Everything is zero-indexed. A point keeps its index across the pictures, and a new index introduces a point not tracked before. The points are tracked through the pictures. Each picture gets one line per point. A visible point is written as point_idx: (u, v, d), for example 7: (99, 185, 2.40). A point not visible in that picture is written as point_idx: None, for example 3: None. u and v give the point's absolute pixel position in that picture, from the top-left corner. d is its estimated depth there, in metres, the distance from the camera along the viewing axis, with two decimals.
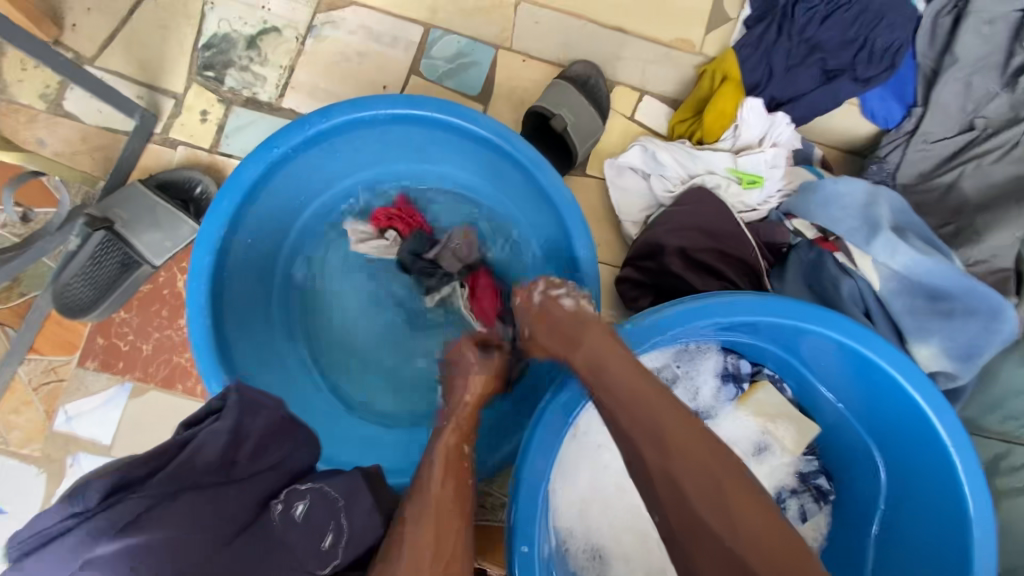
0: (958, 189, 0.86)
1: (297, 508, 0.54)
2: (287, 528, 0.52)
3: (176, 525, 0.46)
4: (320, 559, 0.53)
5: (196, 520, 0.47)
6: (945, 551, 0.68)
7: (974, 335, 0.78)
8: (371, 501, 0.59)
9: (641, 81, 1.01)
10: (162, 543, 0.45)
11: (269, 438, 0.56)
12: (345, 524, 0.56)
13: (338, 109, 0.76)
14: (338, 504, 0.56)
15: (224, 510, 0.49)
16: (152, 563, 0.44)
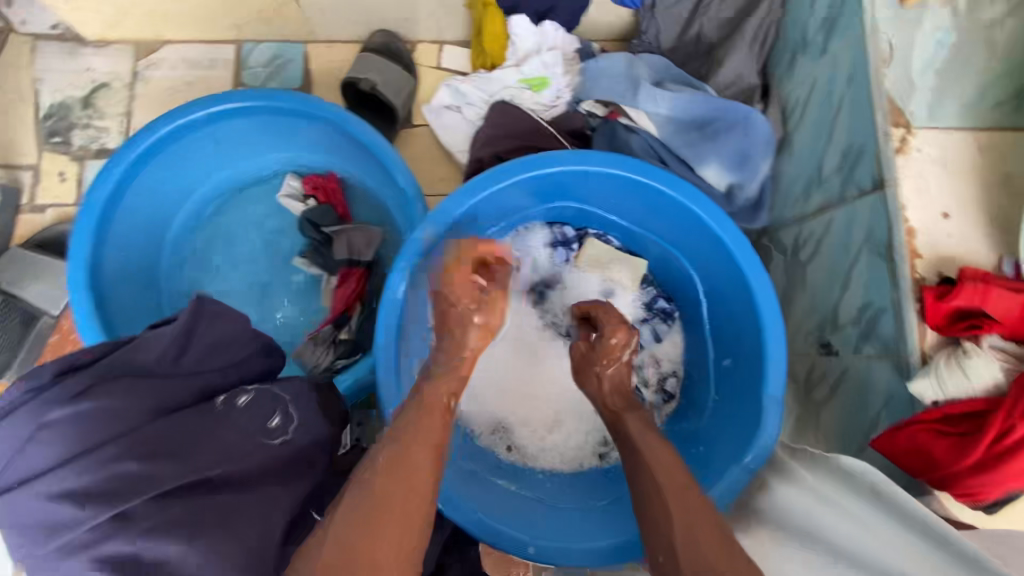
0: (703, 36, 1.01)
1: (242, 398, 0.68)
2: (229, 410, 0.66)
3: (123, 395, 0.59)
4: (266, 434, 0.67)
5: (142, 393, 0.60)
6: (744, 313, 0.81)
7: (738, 144, 0.94)
8: (312, 404, 0.75)
9: (436, 34, 1.15)
10: (106, 409, 0.57)
11: (217, 346, 0.71)
12: (294, 414, 0.72)
13: (160, 122, 0.85)
14: (284, 398, 0.72)
15: (170, 395, 0.63)
16: (96, 426, 0.56)
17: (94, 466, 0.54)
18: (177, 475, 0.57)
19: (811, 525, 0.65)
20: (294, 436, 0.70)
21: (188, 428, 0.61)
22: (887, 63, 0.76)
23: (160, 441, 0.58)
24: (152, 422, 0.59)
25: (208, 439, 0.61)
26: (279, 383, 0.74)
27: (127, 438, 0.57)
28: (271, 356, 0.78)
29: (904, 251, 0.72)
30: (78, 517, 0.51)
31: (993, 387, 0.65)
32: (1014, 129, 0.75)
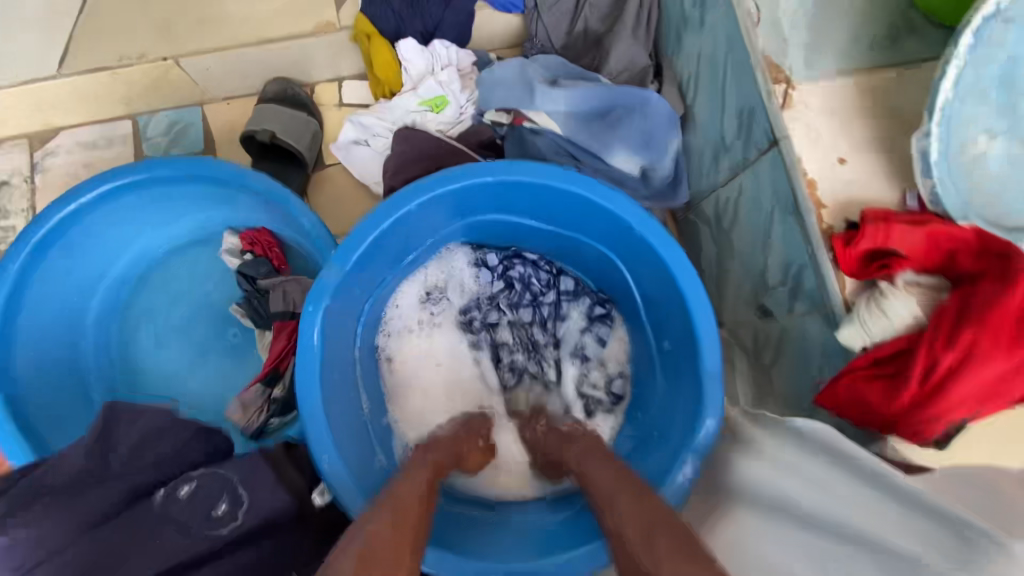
0: (590, 29, 1.03)
1: (183, 489, 0.62)
2: (171, 504, 0.60)
3: (45, 519, 0.54)
4: (212, 523, 0.60)
5: (64, 513, 0.55)
6: (669, 291, 0.81)
7: (641, 127, 0.94)
8: (273, 475, 0.67)
9: (333, 72, 1.14)
10: (30, 539, 0.53)
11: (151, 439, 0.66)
12: (245, 494, 0.64)
13: (49, 211, 0.84)
14: (233, 478, 0.65)
15: (98, 503, 0.57)
16: (27, 553, 0.53)
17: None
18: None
19: (781, 494, 0.67)
20: (247, 518, 0.62)
21: (121, 542, 0.55)
22: (757, 23, 0.76)
23: (90, 555, 0.53)
24: (77, 542, 0.54)
25: (147, 546, 0.55)
26: (227, 462, 0.66)
27: (53, 562, 0.52)
28: (213, 437, 0.71)
29: (809, 204, 0.71)
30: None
31: (915, 322, 0.64)
32: (894, 66, 0.75)
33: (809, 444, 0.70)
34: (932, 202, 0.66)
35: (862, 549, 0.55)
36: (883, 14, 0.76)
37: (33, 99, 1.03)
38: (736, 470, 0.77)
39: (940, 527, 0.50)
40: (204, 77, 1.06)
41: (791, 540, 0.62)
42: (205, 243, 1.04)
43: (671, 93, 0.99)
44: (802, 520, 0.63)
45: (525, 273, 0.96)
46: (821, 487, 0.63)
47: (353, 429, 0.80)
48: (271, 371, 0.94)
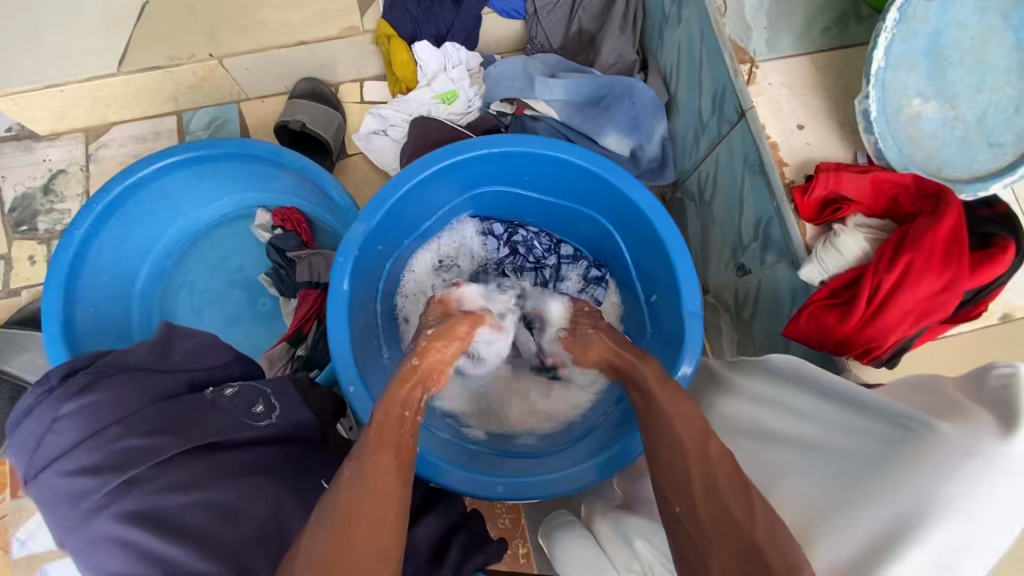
0: (584, 30, 1.17)
1: (229, 389, 0.75)
2: (220, 398, 0.73)
3: (121, 387, 0.64)
4: (252, 417, 0.74)
5: (136, 386, 0.66)
6: (655, 247, 0.92)
7: (629, 112, 1.06)
8: (297, 397, 0.81)
9: (355, 74, 1.28)
10: (108, 400, 0.62)
11: (199, 351, 0.79)
12: (276, 403, 0.78)
13: (112, 182, 0.95)
14: (267, 390, 0.78)
15: (162, 386, 0.69)
16: (101, 412, 0.61)
17: (106, 443, 0.60)
18: (182, 446, 0.63)
19: (757, 423, 0.78)
20: (278, 420, 0.76)
21: (182, 415, 0.66)
22: (725, 14, 0.89)
23: (157, 420, 0.64)
24: (150, 405, 0.65)
25: (203, 420, 0.68)
26: (260, 379, 0.80)
27: (130, 420, 0.62)
28: (247, 363, 0.85)
29: (773, 163, 0.82)
30: (100, 483, 0.58)
31: (863, 256, 0.74)
32: (842, 48, 0.88)
33: (778, 374, 0.79)
34: (876, 156, 0.76)
35: (829, 451, 0.65)
36: (831, 7, 0.89)
37: (93, 95, 1.16)
38: (718, 410, 0.86)
39: (883, 423, 0.61)
40: (243, 76, 1.20)
41: (776, 457, 0.72)
42: (240, 220, 1.17)
43: (657, 83, 1.12)
44: (782, 441, 0.72)
45: (527, 237, 1.07)
46: (794, 411, 0.73)
47: (373, 370, 0.90)
48: (296, 332, 1.05)
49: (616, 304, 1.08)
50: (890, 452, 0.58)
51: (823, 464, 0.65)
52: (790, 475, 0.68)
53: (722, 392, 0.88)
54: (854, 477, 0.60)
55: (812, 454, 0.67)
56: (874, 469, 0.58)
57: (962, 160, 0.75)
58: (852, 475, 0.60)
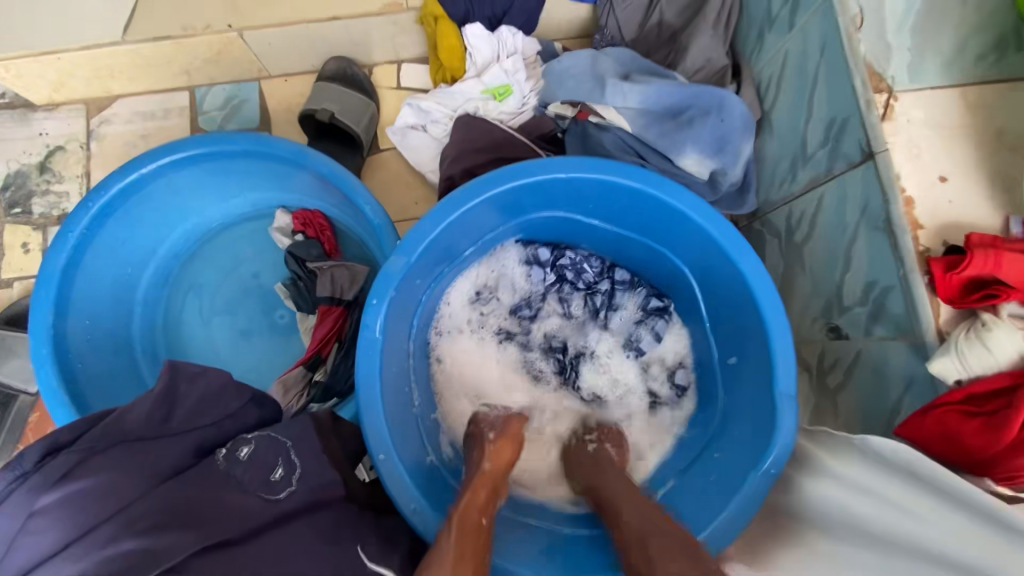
0: (665, 23, 0.99)
1: (243, 450, 0.64)
2: (232, 465, 0.62)
3: (116, 469, 0.55)
4: (269, 489, 0.62)
5: (134, 466, 0.56)
6: (741, 302, 0.78)
7: (716, 130, 0.90)
8: (318, 445, 0.68)
9: (392, 54, 1.12)
10: (100, 487, 0.53)
11: (209, 401, 0.66)
12: (295, 461, 0.65)
13: (111, 179, 0.83)
14: (286, 444, 0.66)
15: (163, 459, 0.59)
16: (89, 505, 0.52)
17: (96, 547, 0.50)
18: (195, 543, 0.52)
19: (850, 519, 0.63)
20: (300, 487, 0.64)
21: (192, 497, 0.56)
22: (859, 27, 0.72)
23: (159, 511, 0.54)
24: (146, 495, 0.55)
25: (213, 506, 0.57)
26: (279, 427, 0.68)
27: (125, 513, 0.53)
28: (264, 405, 0.72)
29: (906, 224, 0.67)
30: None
31: (1020, 360, 0.60)
32: (1002, 81, 0.71)
33: (880, 461, 0.62)
34: None
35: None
36: (992, 27, 0.71)
37: (95, 64, 1.01)
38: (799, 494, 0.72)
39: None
40: (265, 51, 1.04)
41: (888, 571, 0.58)
42: (257, 220, 1.03)
43: (749, 95, 0.95)
44: (899, 551, 0.58)
45: (576, 260, 0.95)
46: (892, 505, 0.60)
47: (404, 423, 0.78)
48: (314, 356, 0.91)
49: (679, 350, 0.95)
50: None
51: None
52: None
53: (802, 471, 0.73)
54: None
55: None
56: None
57: None
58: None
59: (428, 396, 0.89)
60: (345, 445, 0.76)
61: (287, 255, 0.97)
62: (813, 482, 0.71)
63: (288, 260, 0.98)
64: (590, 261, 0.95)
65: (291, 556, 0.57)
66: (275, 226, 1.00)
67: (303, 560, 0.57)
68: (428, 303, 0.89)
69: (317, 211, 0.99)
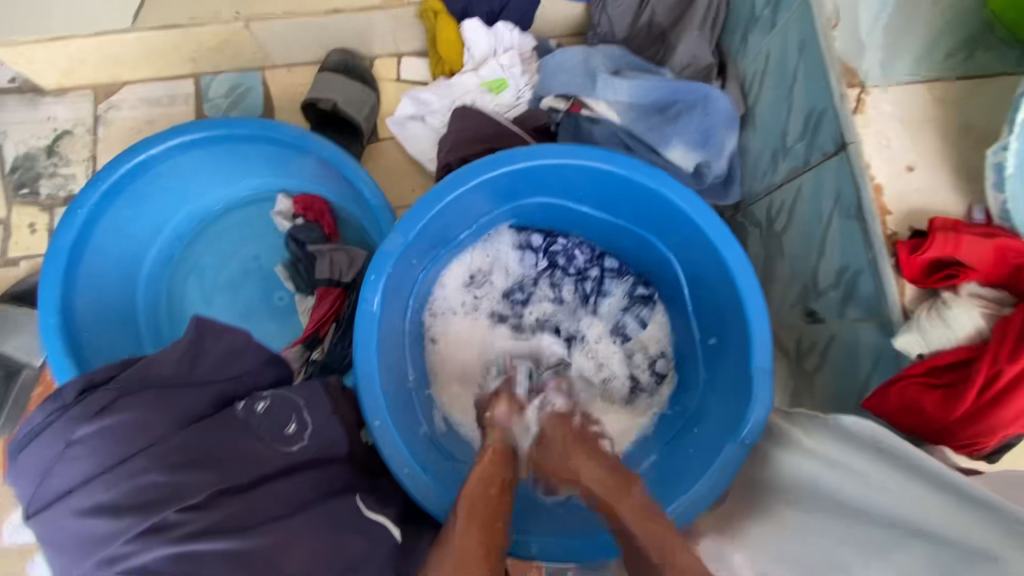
0: (656, 22, 1.04)
1: (259, 404, 0.66)
2: (250, 416, 0.65)
3: (145, 408, 0.59)
4: (284, 441, 0.65)
5: (161, 408, 0.60)
6: (722, 285, 0.82)
7: (702, 123, 0.94)
8: (326, 409, 0.70)
9: (393, 47, 1.15)
10: (130, 424, 0.57)
11: (226, 360, 0.69)
12: (306, 418, 0.68)
13: (121, 159, 0.86)
14: (298, 402, 0.68)
15: (188, 405, 0.62)
16: (119, 439, 0.57)
17: (124, 478, 0.55)
18: (213, 483, 0.57)
19: (823, 488, 0.64)
20: (310, 442, 0.66)
21: (212, 441, 0.60)
22: (835, 27, 0.76)
23: (181, 451, 0.58)
24: (174, 433, 0.59)
25: (230, 452, 0.60)
26: (294, 387, 0.70)
27: (152, 450, 0.57)
28: (281, 366, 0.74)
29: (875, 210, 0.71)
30: (118, 526, 0.53)
31: (976, 334, 0.64)
32: (966, 79, 0.75)
33: (846, 435, 0.63)
34: (1000, 216, 0.66)
35: (929, 544, 0.53)
36: (959, 28, 0.76)
37: (104, 51, 1.05)
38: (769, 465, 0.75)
39: (1010, 534, 0.48)
40: (270, 42, 1.08)
41: (854, 537, 0.59)
42: (259, 204, 1.07)
43: (733, 91, 1.00)
44: (871, 522, 0.58)
45: (567, 246, 0.98)
46: (864, 479, 0.60)
47: (400, 396, 0.82)
48: (312, 335, 0.95)
49: (664, 334, 0.99)
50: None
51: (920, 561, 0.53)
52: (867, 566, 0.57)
53: (773, 442, 0.76)
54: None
55: (901, 547, 0.55)
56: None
57: None
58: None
59: (422, 374, 0.92)
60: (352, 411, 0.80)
61: (289, 236, 1.01)
62: (784, 454, 0.72)
63: (291, 242, 1.02)
64: (581, 247, 0.99)
65: (290, 507, 0.60)
66: (278, 208, 1.03)
67: (302, 509, 0.60)
68: (423, 283, 0.92)
69: (318, 196, 1.03)
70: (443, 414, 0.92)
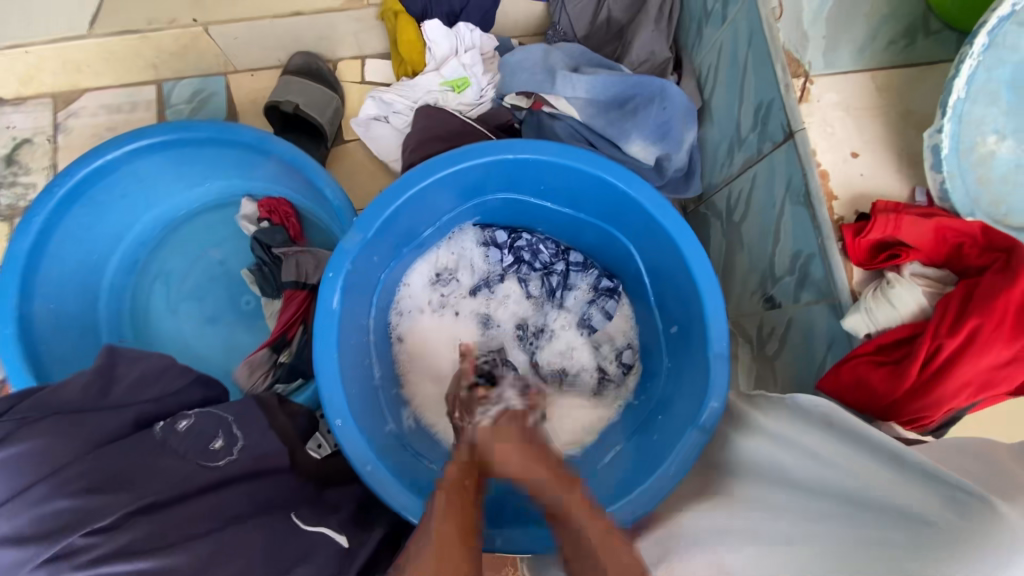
0: (614, 19, 1.06)
1: (182, 422, 0.66)
2: (172, 435, 0.64)
3: (51, 436, 0.56)
4: (208, 456, 0.64)
5: (68, 433, 0.57)
6: (680, 272, 0.84)
7: (659, 117, 0.95)
8: (263, 422, 0.71)
9: (356, 49, 1.16)
10: (33, 452, 0.54)
11: (146, 379, 0.68)
12: (236, 432, 0.68)
13: (77, 165, 0.85)
14: (227, 419, 0.69)
15: (99, 428, 0.60)
16: (21, 469, 0.53)
17: (30, 505, 0.51)
18: (127, 503, 0.55)
19: (776, 466, 0.66)
20: (242, 455, 0.67)
21: (123, 462, 0.58)
22: (779, 18, 0.79)
23: (91, 475, 0.55)
24: (85, 457, 0.56)
25: (146, 472, 0.59)
26: (222, 406, 0.71)
27: (59, 476, 0.54)
28: (211, 384, 0.75)
29: (822, 196, 0.73)
30: (21, 557, 0.49)
31: (918, 311, 0.67)
32: (907, 66, 0.77)
33: (806, 417, 0.67)
34: (940, 197, 0.67)
35: (874, 516, 0.52)
36: (899, 17, 0.78)
37: (61, 57, 1.04)
38: (732, 448, 0.77)
39: (949, 505, 0.47)
40: (231, 46, 1.08)
41: (803, 511, 0.59)
42: (225, 208, 1.07)
43: (690, 86, 1.02)
44: (822, 494, 0.59)
45: (532, 242, 0.99)
46: (815, 456, 0.62)
47: (364, 393, 0.82)
48: (279, 337, 0.94)
49: (628, 326, 1.00)
50: (952, 537, 0.44)
51: (860, 528, 0.52)
52: (812, 538, 0.56)
53: (738, 429, 0.78)
54: (904, 552, 0.47)
55: (845, 518, 0.55)
56: (923, 546, 0.46)
57: None
58: (899, 550, 0.48)
59: (389, 372, 0.93)
60: (295, 425, 0.79)
61: (253, 240, 1.00)
62: (746, 439, 0.75)
63: (253, 247, 1.01)
64: (547, 243, 1.00)
65: (226, 520, 0.60)
66: (241, 214, 1.03)
67: (232, 523, 0.59)
68: (387, 282, 0.92)
69: (284, 199, 1.03)
70: (410, 413, 0.92)
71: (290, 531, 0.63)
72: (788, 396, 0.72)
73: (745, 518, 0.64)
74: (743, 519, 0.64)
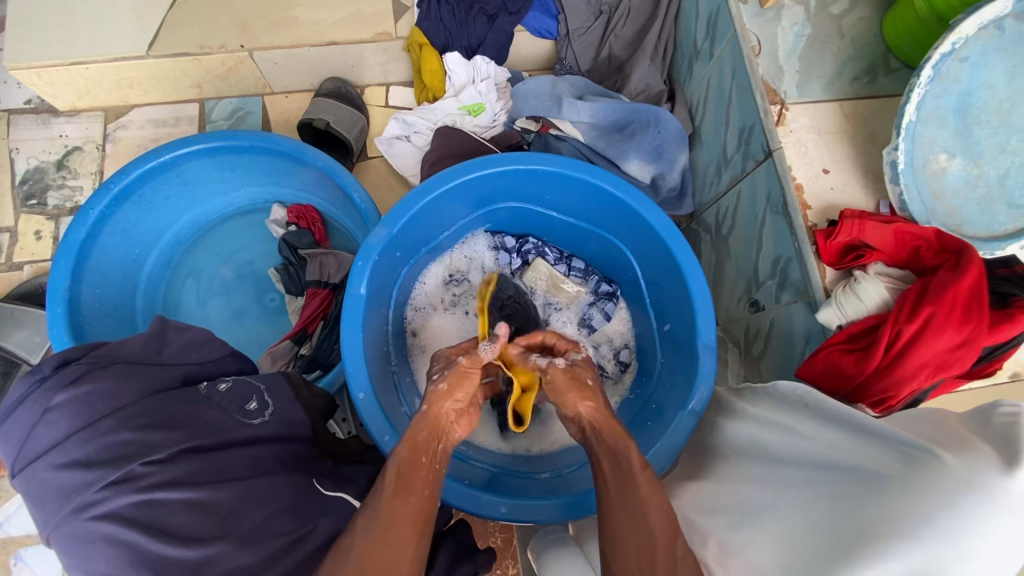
0: (615, 57, 1.20)
1: (222, 384, 0.71)
2: (212, 394, 0.70)
3: (115, 378, 0.63)
4: (246, 414, 0.70)
5: (131, 378, 0.64)
6: (672, 273, 0.92)
7: (655, 140, 1.06)
8: (290, 394, 0.77)
9: (382, 77, 1.29)
10: (100, 392, 0.61)
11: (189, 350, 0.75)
12: (266, 400, 0.74)
13: (132, 166, 0.94)
14: (259, 387, 0.74)
15: (156, 380, 0.67)
16: (91, 404, 0.60)
17: (98, 436, 0.58)
18: (178, 442, 0.61)
19: (759, 444, 0.74)
20: (271, 419, 0.72)
21: (175, 407, 0.64)
22: (758, 55, 0.90)
23: (150, 415, 0.62)
24: (142, 399, 0.63)
25: (193, 418, 0.65)
26: (254, 375, 0.76)
27: (122, 412, 0.60)
28: (241, 359, 0.81)
29: (797, 206, 0.83)
30: (90, 478, 0.56)
31: (881, 304, 0.75)
32: (870, 98, 0.89)
33: (785, 401, 0.75)
34: (900, 207, 0.77)
35: (843, 476, 0.59)
36: (862, 57, 0.90)
37: (118, 75, 1.16)
38: (720, 431, 0.84)
39: (902, 458, 0.53)
40: (271, 70, 1.20)
41: (783, 479, 0.66)
42: (256, 213, 1.16)
43: (682, 114, 1.14)
44: (801, 465, 0.66)
45: (538, 246, 1.08)
46: (797, 433, 0.69)
47: (382, 376, 0.89)
48: (301, 331, 1.01)
49: (626, 328, 1.09)
50: (902, 481, 0.52)
51: (828, 488, 0.59)
52: (788, 501, 0.63)
53: (724, 416, 0.85)
54: (863, 501, 0.54)
55: (815, 482, 0.62)
56: (878, 495, 0.53)
57: (981, 220, 0.77)
58: (860, 500, 0.55)
59: (404, 364, 1.01)
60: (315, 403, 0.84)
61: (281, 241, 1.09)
62: (732, 424, 0.82)
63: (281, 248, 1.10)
64: (551, 251, 1.09)
65: (258, 471, 0.66)
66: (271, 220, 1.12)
67: (263, 474, 0.66)
68: (405, 279, 1.00)
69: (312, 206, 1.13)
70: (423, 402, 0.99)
71: (312, 489, 0.70)
72: (770, 384, 0.80)
73: (733, 498, 0.71)
74: (733, 494, 0.71)
